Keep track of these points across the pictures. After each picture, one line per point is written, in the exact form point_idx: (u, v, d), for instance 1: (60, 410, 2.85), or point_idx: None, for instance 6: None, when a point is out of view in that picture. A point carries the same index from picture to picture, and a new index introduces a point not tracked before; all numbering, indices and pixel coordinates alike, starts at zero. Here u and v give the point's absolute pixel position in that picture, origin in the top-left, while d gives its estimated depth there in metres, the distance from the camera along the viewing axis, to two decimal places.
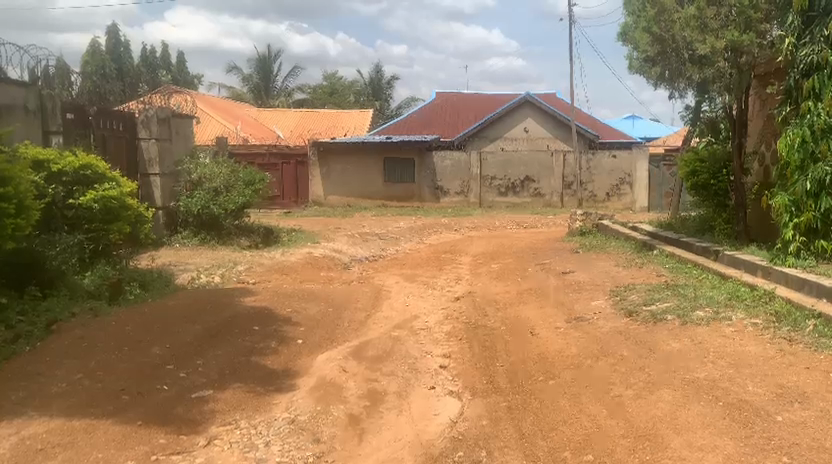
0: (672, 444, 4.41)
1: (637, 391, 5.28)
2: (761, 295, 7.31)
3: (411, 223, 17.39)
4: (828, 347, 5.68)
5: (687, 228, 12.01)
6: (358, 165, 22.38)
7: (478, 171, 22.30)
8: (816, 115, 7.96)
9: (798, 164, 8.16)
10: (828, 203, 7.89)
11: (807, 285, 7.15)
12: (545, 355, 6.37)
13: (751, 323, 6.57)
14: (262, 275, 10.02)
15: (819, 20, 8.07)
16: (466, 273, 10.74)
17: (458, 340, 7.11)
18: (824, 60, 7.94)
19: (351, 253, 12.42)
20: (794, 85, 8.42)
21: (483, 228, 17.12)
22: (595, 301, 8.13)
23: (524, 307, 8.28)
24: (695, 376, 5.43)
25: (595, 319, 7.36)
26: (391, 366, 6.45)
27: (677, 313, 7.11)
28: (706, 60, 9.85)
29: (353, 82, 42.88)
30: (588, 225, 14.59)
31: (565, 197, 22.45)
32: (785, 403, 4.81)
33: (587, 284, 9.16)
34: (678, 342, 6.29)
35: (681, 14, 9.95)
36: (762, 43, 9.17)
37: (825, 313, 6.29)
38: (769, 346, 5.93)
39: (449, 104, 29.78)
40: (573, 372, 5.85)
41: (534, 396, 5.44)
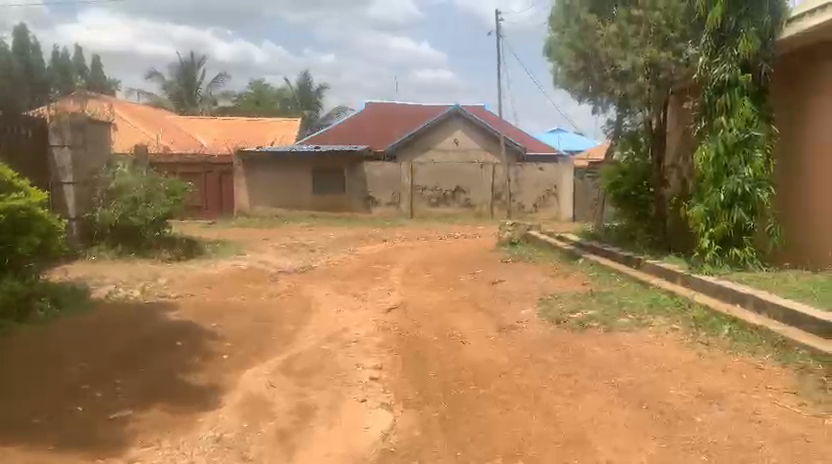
0: (598, 448, 4.50)
1: (566, 397, 5.38)
2: (680, 302, 7.62)
3: (341, 235, 17.24)
4: (743, 351, 5.95)
5: (610, 237, 12.44)
6: (287, 176, 22.03)
7: (410, 181, 22.40)
8: (728, 131, 8.43)
9: (711, 177, 8.57)
10: (739, 214, 8.39)
11: (722, 291, 7.49)
12: (476, 364, 6.40)
13: (671, 329, 6.83)
14: (185, 288, 9.70)
15: (729, 41, 8.45)
16: (398, 284, 10.71)
17: (389, 352, 7.05)
18: (735, 80, 8.42)
19: (279, 265, 12.18)
20: (708, 102, 8.72)
21: (413, 238, 17.15)
22: (524, 310, 8.25)
23: (455, 317, 8.32)
24: (620, 381, 5.58)
25: (524, 328, 7.47)
26: (321, 380, 6.33)
27: (602, 319, 7.35)
28: (627, 77, 10.16)
29: (281, 91, 42.36)
30: (516, 234, 14.86)
31: (494, 208, 22.84)
32: (705, 404, 4.99)
33: (517, 293, 9.27)
34: (604, 348, 6.45)
35: (603, 31, 10.20)
36: (679, 60, 9.39)
37: (739, 319, 6.59)
38: (688, 350, 6.17)
39: (379, 114, 29.90)
40: (503, 380, 5.91)
41: (465, 405, 5.45)
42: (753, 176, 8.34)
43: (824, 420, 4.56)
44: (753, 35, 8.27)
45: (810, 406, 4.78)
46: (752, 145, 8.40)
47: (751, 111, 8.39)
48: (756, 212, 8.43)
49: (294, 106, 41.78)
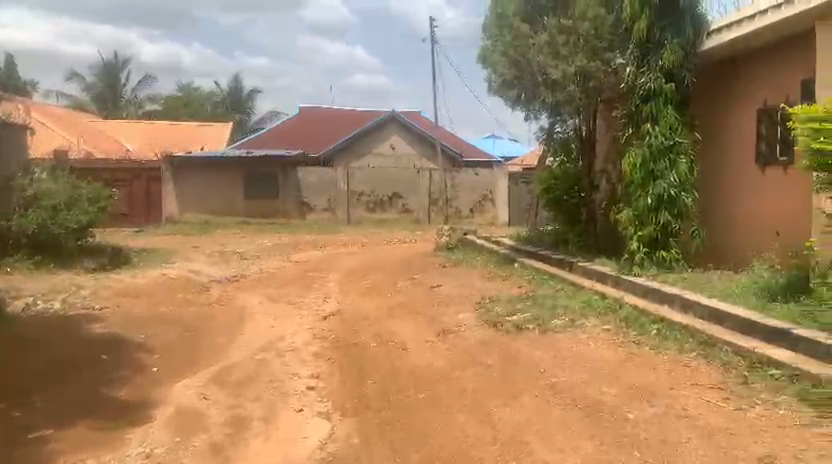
0: (535, 448, 4.56)
1: (503, 399, 5.44)
2: (611, 303, 7.83)
3: (276, 241, 16.96)
4: (670, 349, 6.17)
5: (544, 241, 12.72)
6: (217, 181, 21.57)
7: (346, 187, 22.25)
8: (653, 137, 8.76)
9: (639, 182, 8.87)
10: (665, 217, 8.72)
11: (650, 292, 7.77)
12: (415, 369, 6.40)
13: (603, 329, 7.03)
14: (110, 298, 9.31)
15: (654, 51, 8.82)
16: (334, 291, 10.58)
17: (327, 360, 6.95)
18: (661, 88, 8.77)
19: (211, 273, 11.86)
20: (635, 110, 9.02)
21: (349, 244, 17.02)
22: (462, 315, 8.30)
23: (393, 322, 8.30)
24: (555, 381, 5.70)
25: (462, 332, 7.52)
26: (256, 390, 6.18)
27: (537, 321, 7.48)
28: (558, 86, 10.11)
29: (211, 95, 41.31)
30: (454, 239, 15.04)
31: (431, 214, 22.98)
32: (637, 402, 5.13)
33: (454, 298, 9.32)
34: (539, 350, 6.57)
35: (535, 40, 10.33)
36: (608, 69, 9.61)
37: (666, 318, 6.83)
38: (620, 349, 6.36)
39: (314, 119, 29.69)
40: (442, 384, 5.92)
41: (405, 411, 5.42)
42: (679, 181, 8.68)
43: (746, 411, 4.74)
44: (676, 48, 8.68)
45: (733, 399, 4.97)
46: (677, 151, 8.75)
47: (674, 118, 8.76)
48: (681, 215, 8.78)
49: (224, 110, 40.84)
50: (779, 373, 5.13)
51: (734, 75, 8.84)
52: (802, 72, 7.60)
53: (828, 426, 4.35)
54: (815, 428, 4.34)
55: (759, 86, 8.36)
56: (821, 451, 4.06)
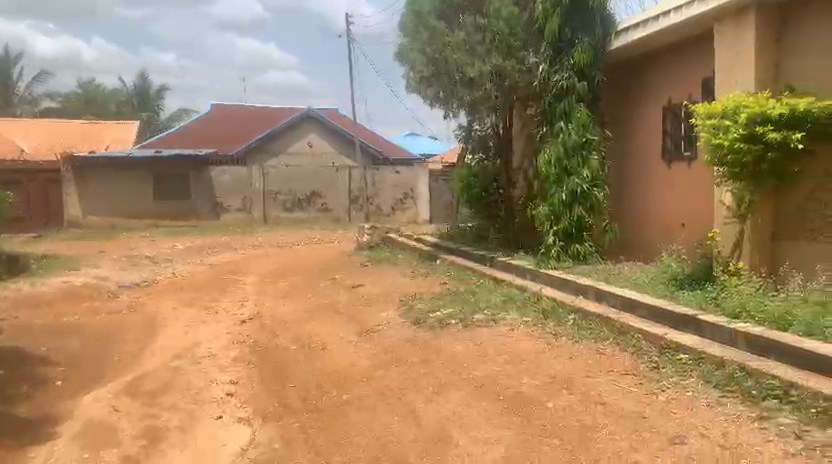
0: (459, 442, 4.60)
1: (426, 395, 5.46)
2: (530, 296, 8.01)
3: (190, 244, 16.35)
4: (587, 338, 6.39)
5: (464, 237, 12.91)
6: (124, 181, 20.48)
7: (261, 186, 21.76)
8: (566, 135, 9.05)
9: (554, 178, 9.16)
10: (579, 212, 9.04)
11: (566, 284, 8.01)
12: (338, 369, 6.32)
13: (523, 321, 7.21)
14: (6, 310, 8.70)
15: (566, 51, 9.11)
16: (251, 294, 10.29)
17: (246, 364, 6.75)
18: (572, 87, 9.04)
19: (119, 279, 11.30)
20: (549, 108, 9.34)
21: (267, 245, 16.66)
22: (384, 313, 8.27)
23: (314, 323, 8.16)
24: (477, 374, 5.78)
25: (385, 331, 7.50)
26: (171, 399, 5.93)
27: (458, 317, 7.56)
28: (475, 84, 10.13)
29: (114, 92, 39.39)
30: (375, 238, 15.03)
31: (351, 213, 22.82)
32: (555, 390, 5.27)
33: (376, 297, 9.28)
34: (462, 344, 6.65)
35: (451, 37, 10.27)
36: (522, 68, 9.55)
37: (582, 308, 7.08)
38: (539, 340, 6.53)
39: (228, 117, 28.95)
40: (365, 384, 5.87)
41: (328, 412, 5.33)
42: (590, 177, 9.01)
43: (657, 395, 4.94)
44: (586, 47, 8.98)
45: (645, 384, 5.18)
46: (589, 148, 9.07)
47: (587, 116, 9.03)
48: (594, 210, 9.11)
49: (131, 109, 38.99)
50: (686, 357, 5.39)
51: (642, 75, 9.23)
52: (702, 72, 8.05)
53: (730, 404, 4.60)
54: (719, 408, 4.58)
55: (664, 85, 8.78)
56: (724, 428, 4.28)
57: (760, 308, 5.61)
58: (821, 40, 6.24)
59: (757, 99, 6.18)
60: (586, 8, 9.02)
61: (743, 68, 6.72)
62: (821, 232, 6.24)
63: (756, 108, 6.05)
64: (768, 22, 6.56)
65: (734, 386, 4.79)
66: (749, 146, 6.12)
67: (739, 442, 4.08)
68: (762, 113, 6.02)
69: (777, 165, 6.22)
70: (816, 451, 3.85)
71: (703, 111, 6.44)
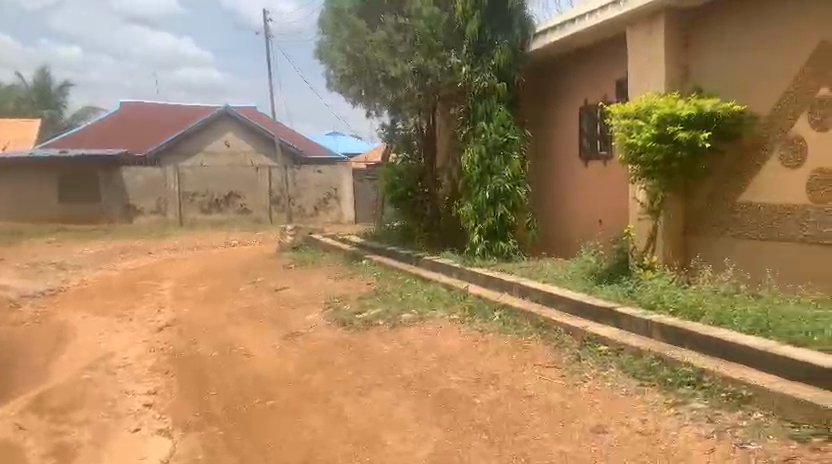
0: (387, 442, 4.58)
1: (353, 397, 5.41)
2: (456, 293, 8.10)
3: (100, 249, 15.55)
4: (513, 332, 6.52)
5: (390, 237, 12.91)
6: (26, 183, 20.00)
7: (177, 188, 20.87)
8: (488, 134, 9.19)
9: (477, 177, 9.28)
10: (502, 210, 9.20)
11: (491, 281, 8.15)
12: (262, 375, 6.16)
13: (449, 319, 7.27)
14: None
15: (487, 52, 9.28)
16: (168, 300, 9.88)
17: (164, 373, 6.47)
18: (493, 87, 9.22)
19: (22, 288, 10.61)
20: (472, 108, 9.45)
21: (184, 249, 16.07)
22: (309, 316, 8.13)
23: (237, 328, 7.93)
24: (405, 373, 5.77)
25: (310, 333, 7.38)
26: (83, 414, 5.61)
27: (385, 317, 7.54)
28: (397, 83, 10.01)
29: (12, 89, 36.96)
30: (298, 239, 14.80)
31: (273, 213, 22.38)
32: (481, 386, 5.34)
33: (301, 299, 9.13)
34: (389, 344, 6.63)
35: (372, 36, 10.07)
36: (444, 68, 9.50)
37: (506, 304, 7.21)
38: (466, 337, 6.59)
39: (140, 115, 27.77)
40: (291, 388, 5.74)
41: (252, 419, 5.18)
42: (512, 176, 9.19)
43: (580, 386, 5.08)
44: (506, 48, 9.18)
45: (568, 376, 5.32)
46: (510, 147, 9.26)
47: (507, 116, 9.24)
48: (516, 208, 9.31)
49: (31, 106, 36.69)
50: (606, 349, 5.59)
51: (561, 75, 9.48)
52: (615, 73, 8.36)
53: (648, 392, 4.79)
54: (638, 396, 4.76)
55: (580, 86, 9.07)
56: (643, 416, 4.45)
57: (674, 299, 5.87)
58: (722, 43, 6.45)
59: (666, 100, 6.47)
60: (505, 10, 9.23)
61: (655, 70, 7.02)
62: (727, 226, 6.53)
63: (666, 109, 6.31)
64: (676, 27, 6.87)
65: (651, 375, 5.00)
66: (660, 145, 6.37)
67: (656, 428, 4.25)
68: (672, 113, 6.28)
69: (687, 164, 6.51)
70: (726, 432, 4.04)
71: (618, 111, 6.70)
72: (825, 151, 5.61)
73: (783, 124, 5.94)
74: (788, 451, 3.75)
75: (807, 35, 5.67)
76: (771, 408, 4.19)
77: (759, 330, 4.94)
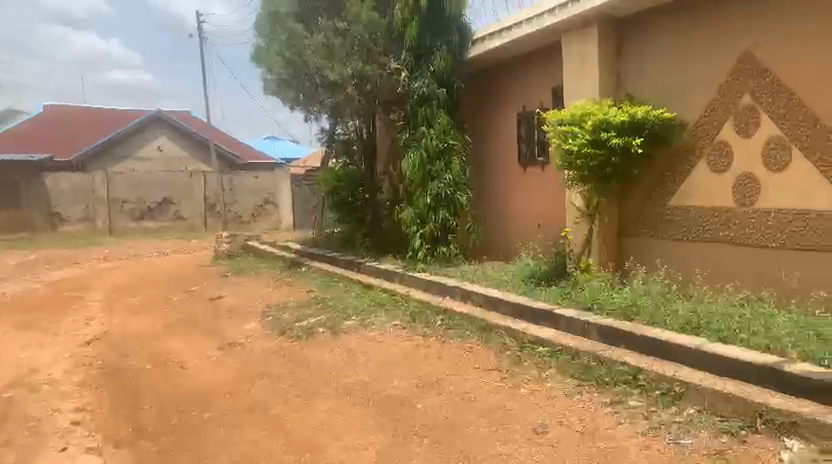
0: (330, 450, 4.50)
1: (294, 406, 5.31)
2: (398, 299, 8.10)
3: (22, 259, 14.75)
4: (455, 337, 6.55)
5: (329, 243, 12.80)
6: None
7: (106, 194, 19.98)
8: (429, 140, 9.24)
9: (419, 182, 9.33)
10: (444, 215, 9.28)
11: (432, 286, 8.19)
12: (199, 387, 5.96)
13: (391, 324, 7.25)
14: None
15: (426, 58, 9.37)
16: (97, 312, 9.46)
17: (94, 388, 6.18)
18: (433, 93, 9.29)
19: None
20: (412, 114, 9.51)
21: (114, 258, 15.44)
22: (248, 325, 7.95)
23: (171, 340, 7.66)
24: (347, 381, 5.71)
25: (249, 343, 7.21)
26: (4, 435, 5.28)
27: (326, 324, 7.44)
28: (336, 87, 9.83)
29: None
30: (235, 246, 14.48)
31: (208, 220, 21.91)
32: (424, 391, 5.34)
33: (238, 308, 8.91)
34: (331, 352, 6.55)
35: (310, 40, 9.91)
36: (383, 73, 9.56)
37: (448, 309, 7.25)
38: (408, 343, 6.58)
39: (64, 119, 26.60)
40: (229, 400, 5.59)
41: (189, 433, 5.00)
42: (453, 181, 9.27)
43: (521, 388, 5.16)
44: (446, 54, 9.26)
45: (510, 378, 5.39)
46: (450, 152, 9.35)
47: (447, 122, 9.32)
48: (458, 213, 9.41)
49: None
50: (546, 349, 5.71)
51: (499, 82, 9.64)
52: (551, 81, 8.57)
53: (587, 392, 4.91)
54: (577, 395, 4.88)
55: (518, 93, 9.23)
56: (582, 415, 4.56)
57: (610, 300, 6.05)
58: (652, 52, 6.72)
59: (599, 108, 6.69)
60: (443, 17, 9.35)
61: (588, 77, 7.25)
62: (658, 229, 6.79)
63: (600, 116, 6.52)
64: (607, 35, 7.11)
65: (589, 375, 5.12)
66: (595, 150, 6.56)
67: (595, 427, 4.36)
68: (606, 120, 6.49)
69: (620, 169, 6.74)
70: (661, 429, 4.19)
71: (554, 117, 6.91)
72: (750, 156, 5.86)
73: (710, 131, 6.19)
74: (719, 444, 3.90)
75: (730, 45, 5.93)
76: (703, 403, 4.36)
77: (690, 329, 5.15)
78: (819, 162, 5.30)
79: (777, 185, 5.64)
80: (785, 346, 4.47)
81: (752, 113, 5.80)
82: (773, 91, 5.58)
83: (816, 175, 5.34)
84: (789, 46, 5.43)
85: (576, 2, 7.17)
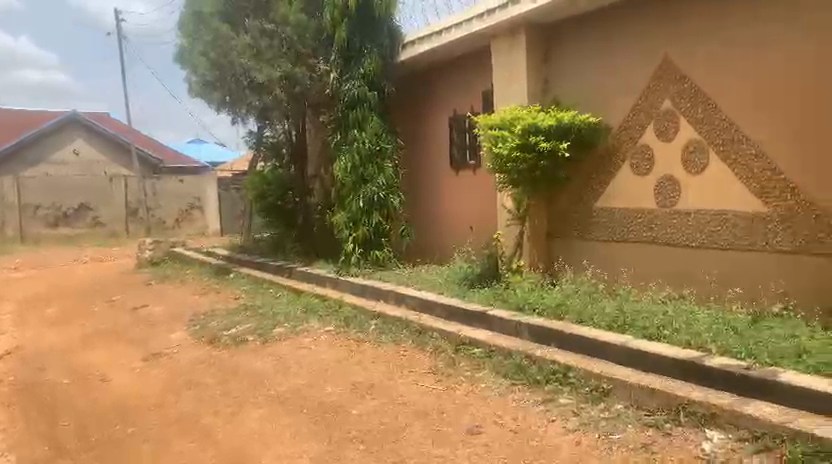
0: (262, 460, 4.38)
1: (224, 417, 5.14)
2: (331, 304, 8.00)
3: None
4: (389, 341, 6.53)
5: (259, 249, 12.54)
6: None
7: (16, 200, 18.81)
8: (361, 142, 9.19)
9: (350, 186, 9.26)
10: (377, 218, 9.26)
11: (366, 290, 8.14)
12: (122, 401, 5.68)
13: (324, 330, 7.17)
14: None
15: (356, 60, 9.30)
16: (8, 324, 8.89)
17: (5, 406, 5.78)
18: (364, 95, 9.24)
19: None
20: (342, 116, 9.43)
21: (26, 267, 14.57)
22: (174, 335, 7.66)
23: (91, 352, 7.28)
24: (278, 389, 5.59)
25: (175, 353, 6.95)
26: None
27: (257, 332, 7.28)
28: (263, 89, 9.66)
29: None
30: (159, 253, 13.96)
31: (130, 226, 20.92)
32: (358, 396, 5.30)
33: (162, 317, 8.57)
34: (263, 360, 6.40)
35: (236, 40, 9.66)
36: (313, 74, 9.54)
37: (382, 313, 7.22)
38: (341, 348, 6.52)
39: None
40: (155, 413, 5.36)
41: (111, 449, 4.75)
42: (385, 184, 9.27)
43: (455, 390, 5.20)
44: (376, 57, 9.24)
45: (444, 380, 5.42)
46: (382, 156, 9.34)
47: (378, 125, 9.30)
48: (390, 216, 9.42)
49: None
50: (480, 351, 5.78)
51: (430, 86, 9.71)
52: (481, 85, 8.69)
53: (520, 391, 5.00)
54: (510, 395, 4.95)
55: (449, 97, 9.33)
56: (515, 414, 4.63)
57: (542, 300, 6.18)
58: (579, 58, 6.92)
59: (528, 112, 6.83)
60: (373, 19, 9.30)
61: (517, 82, 7.41)
62: (586, 231, 7.00)
63: (529, 120, 6.65)
64: (535, 41, 7.28)
65: (521, 375, 5.20)
66: (524, 154, 6.68)
67: (528, 426, 4.43)
68: (535, 124, 6.62)
69: (549, 172, 6.89)
70: (591, 425, 4.30)
71: (485, 122, 6.99)
72: (671, 159, 6.12)
73: (633, 135, 6.43)
74: (645, 438, 4.04)
75: (651, 53, 6.18)
76: (630, 399, 4.51)
77: (617, 326, 5.32)
78: (734, 164, 5.59)
79: (696, 186, 5.92)
80: (706, 342, 4.68)
81: (672, 118, 6.07)
82: (692, 97, 5.85)
83: (731, 176, 5.63)
84: (706, 55, 5.71)
85: (503, 8, 7.32)
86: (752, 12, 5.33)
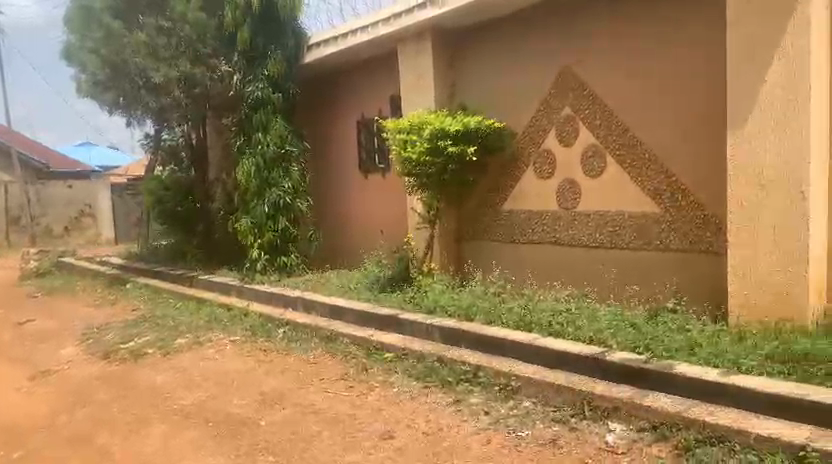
0: None
1: (123, 435, 4.85)
2: (236, 313, 7.73)
3: None
4: (299, 349, 6.38)
5: (158, 256, 11.97)
6: None
7: None
8: (265, 146, 8.97)
9: (255, 190, 9.02)
10: (283, 223, 9.06)
11: (273, 297, 7.93)
12: (5, 423, 5.24)
13: (230, 340, 6.92)
14: None
15: (260, 61, 9.07)
16: None
17: None
18: (268, 98, 9.01)
19: None
20: (246, 119, 9.17)
21: None
22: (64, 350, 7.16)
23: None
24: (181, 404, 5.34)
25: (66, 370, 6.49)
26: None
27: (157, 344, 6.92)
28: (161, 90, 9.29)
29: None
30: (46, 263, 13.06)
31: (12, 235, 19.72)
32: (267, 407, 5.15)
33: (52, 332, 7.98)
34: (164, 373, 6.09)
35: (130, 38, 9.16)
36: (213, 76, 9.29)
37: (291, 321, 7.05)
38: (249, 358, 6.31)
39: None
40: (44, 435, 4.97)
41: None
42: (291, 188, 9.08)
43: (367, 395, 5.16)
44: (280, 59, 9.07)
45: (356, 386, 5.37)
46: (288, 159, 9.15)
47: (283, 128, 9.09)
48: (297, 221, 9.25)
49: None
50: (392, 355, 5.78)
51: (336, 89, 9.63)
52: (389, 90, 8.71)
53: (431, 392, 5.03)
54: (422, 397, 4.97)
55: (356, 100, 9.28)
56: (427, 416, 4.65)
57: (451, 302, 6.27)
58: (483, 65, 7.10)
59: (436, 117, 6.89)
60: (276, 20, 9.11)
61: (424, 87, 7.48)
62: (492, 232, 7.18)
63: (436, 125, 6.72)
64: (441, 47, 7.38)
65: (433, 377, 5.23)
66: (432, 158, 6.75)
67: (439, 427, 4.46)
68: (442, 129, 6.69)
69: (457, 175, 6.99)
70: (501, 423, 4.39)
71: (393, 126, 7.01)
72: (571, 163, 6.37)
73: (536, 139, 6.65)
74: (552, 433, 4.17)
75: (553, 61, 6.43)
76: (537, 395, 4.64)
77: (524, 325, 5.47)
78: (629, 168, 5.90)
79: (595, 189, 6.19)
80: (607, 337, 4.90)
81: (572, 123, 6.33)
82: (590, 104, 6.13)
83: (626, 179, 5.94)
84: (603, 64, 5.99)
85: (409, 14, 7.40)
86: (642, 26, 5.68)
